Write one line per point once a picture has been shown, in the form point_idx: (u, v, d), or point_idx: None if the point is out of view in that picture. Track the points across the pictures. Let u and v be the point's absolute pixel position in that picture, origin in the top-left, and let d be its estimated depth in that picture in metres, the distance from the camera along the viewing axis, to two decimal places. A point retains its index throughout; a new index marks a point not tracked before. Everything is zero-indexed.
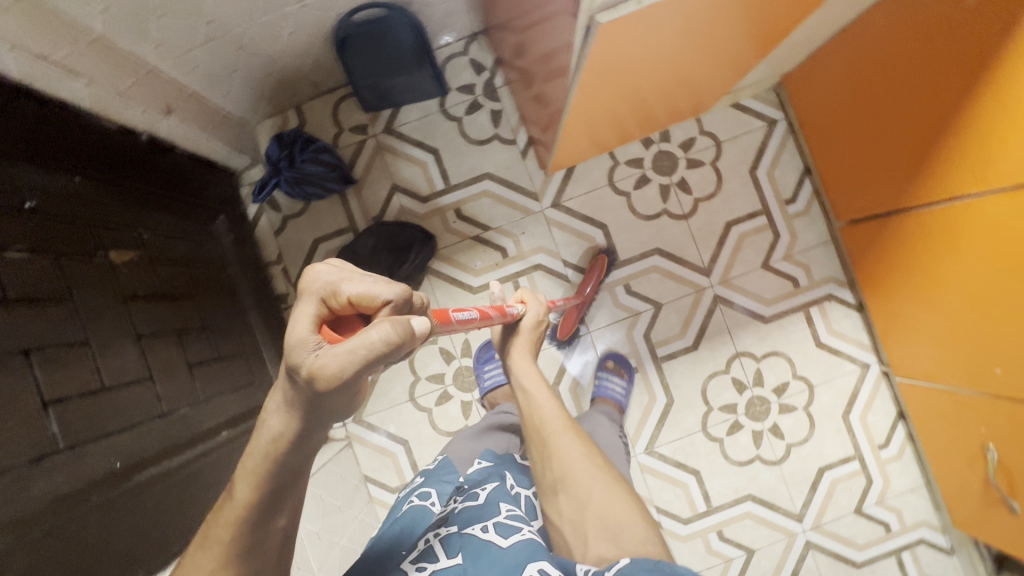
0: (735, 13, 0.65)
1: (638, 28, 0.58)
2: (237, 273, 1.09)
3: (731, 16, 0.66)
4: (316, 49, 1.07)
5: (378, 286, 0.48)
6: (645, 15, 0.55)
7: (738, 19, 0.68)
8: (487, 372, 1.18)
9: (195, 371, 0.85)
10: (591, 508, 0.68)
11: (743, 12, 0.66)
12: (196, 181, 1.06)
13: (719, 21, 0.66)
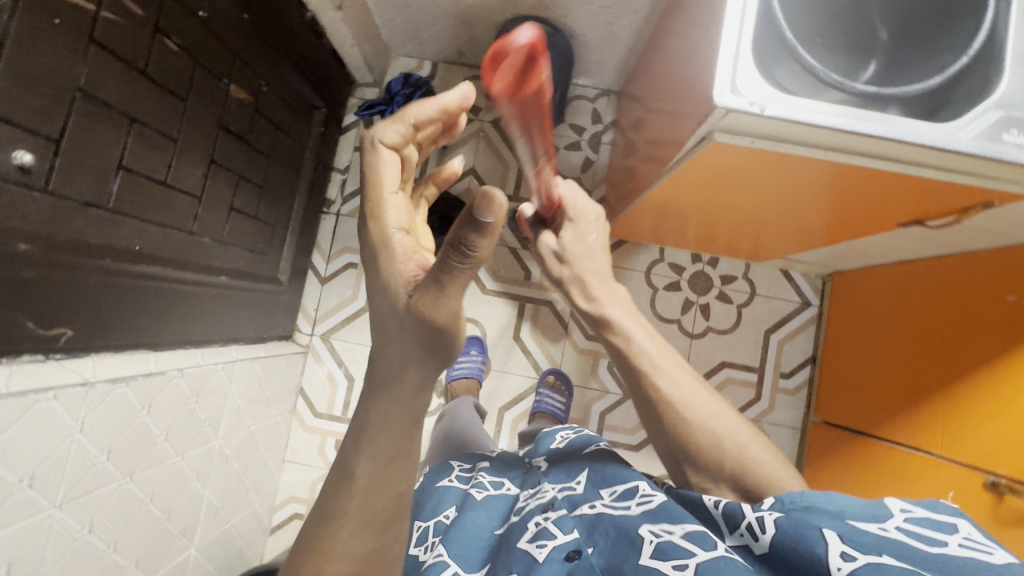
0: (822, 196, 0.74)
1: (742, 161, 0.66)
2: (307, 162, 1.17)
3: (818, 196, 0.74)
4: (481, 29, 1.18)
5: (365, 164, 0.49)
6: (753, 155, 0.63)
7: (822, 202, 0.77)
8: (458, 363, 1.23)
9: (232, 216, 0.92)
10: (726, 458, 0.58)
11: (829, 199, 0.74)
12: (324, 73, 1.15)
13: (806, 194, 0.74)
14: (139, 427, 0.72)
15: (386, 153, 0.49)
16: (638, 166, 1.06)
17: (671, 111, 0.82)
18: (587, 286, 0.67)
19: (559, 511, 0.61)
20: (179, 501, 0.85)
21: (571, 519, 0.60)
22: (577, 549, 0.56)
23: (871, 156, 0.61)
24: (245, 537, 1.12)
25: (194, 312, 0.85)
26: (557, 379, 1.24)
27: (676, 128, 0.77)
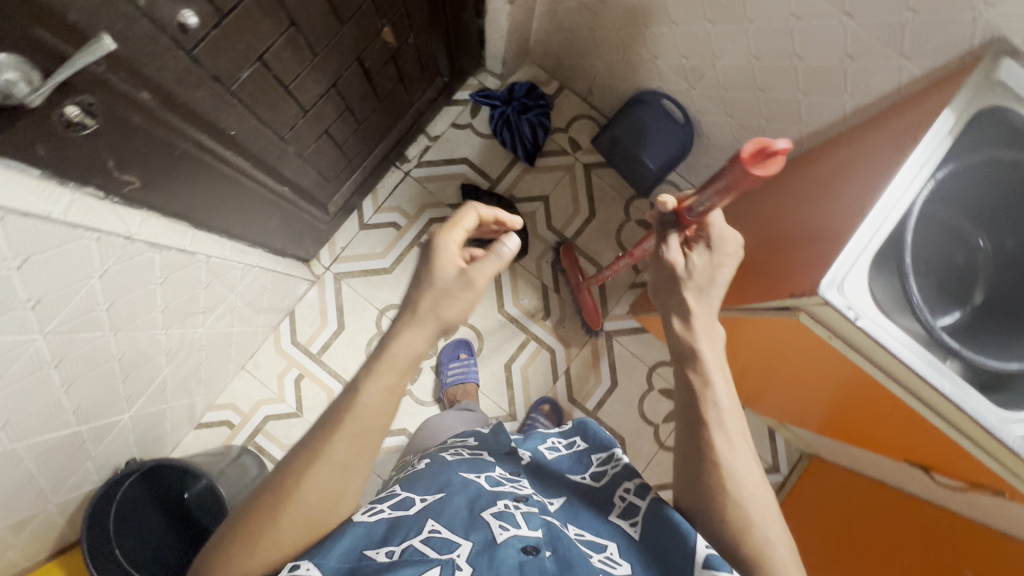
0: (858, 410, 0.75)
1: (806, 346, 0.68)
2: (406, 116, 1.17)
3: (853, 408, 0.75)
4: (621, 80, 1.19)
5: (466, 219, 0.61)
6: (822, 347, 0.65)
7: (855, 416, 0.77)
8: (450, 369, 1.22)
9: (321, 138, 0.92)
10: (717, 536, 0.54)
11: (863, 416, 0.75)
12: (463, 47, 1.16)
13: (846, 403, 0.75)
14: (147, 293, 0.72)
15: (472, 213, 0.62)
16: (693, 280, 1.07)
17: (752, 261, 0.84)
18: (692, 318, 0.61)
19: (531, 506, 0.52)
20: (139, 370, 0.84)
21: (539, 518, 0.51)
22: (536, 548, 0.46)
23: (927, 407, 0.62)
24: (172, 422, 1.10)
25: (244, 208, 0.85)
26: (551, 408, 1.24)
27: (754, 280, 0.79)
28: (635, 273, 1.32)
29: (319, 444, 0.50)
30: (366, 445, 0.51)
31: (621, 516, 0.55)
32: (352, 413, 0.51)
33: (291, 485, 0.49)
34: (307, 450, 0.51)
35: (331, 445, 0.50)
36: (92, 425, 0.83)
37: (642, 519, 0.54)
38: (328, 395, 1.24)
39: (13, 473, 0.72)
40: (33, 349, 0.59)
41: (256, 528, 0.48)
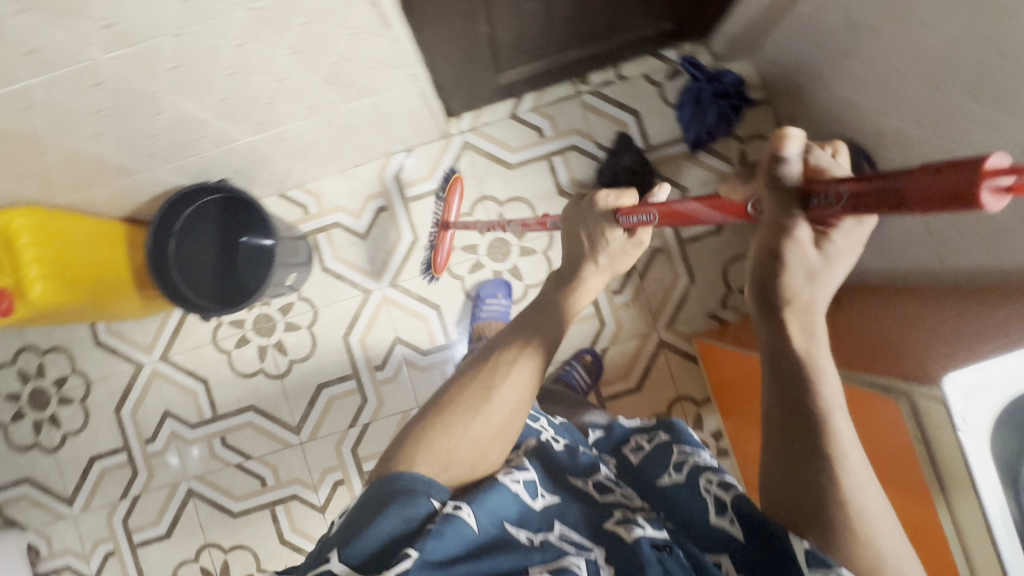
0: None
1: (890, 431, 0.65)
2: (616, 39, 1.13)
3: None
4: (834, 123, 1.10)
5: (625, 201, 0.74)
6: (903, 438, 0.63)
7: None
8: (486, 306, 1.20)
9: (540, 3, 0.89)
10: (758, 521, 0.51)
11: None
12: (708, 5, 1.09)
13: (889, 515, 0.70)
14: (333, 36, 0.74)
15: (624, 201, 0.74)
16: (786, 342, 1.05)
17: (868, 347, 0.81)
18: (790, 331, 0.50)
19: (647, 512, 0.62)
20: (279, 106, 0.89)
21: (660, 523, 0.60)
22: (666, 546, 0.56)
23: (964, 550, 0.59)
24: (266, 176, 1.17)
25: (442, 21, 0.85)
26: (591, 362, 1.22)
27: (862, 363, 0.77)
28: (721, 306, 1.26)
29: (480, 390, 0.64)
30: (514, 404, 0.63)
31: (715, 501, 0.61)
32: (510, 374, 0.64)
33: (461, 420, 0.61)
34: (467, 391, 0.64)
35: (487, 396, 0.63)
36: (218, 127, 0.89)
37: (731, 507, 0.58)
38: (395, 238, 1.26)
39: (147, 119, 0.80)
40: (232, 16, 0.64)
41: (429, 440, 0.59)
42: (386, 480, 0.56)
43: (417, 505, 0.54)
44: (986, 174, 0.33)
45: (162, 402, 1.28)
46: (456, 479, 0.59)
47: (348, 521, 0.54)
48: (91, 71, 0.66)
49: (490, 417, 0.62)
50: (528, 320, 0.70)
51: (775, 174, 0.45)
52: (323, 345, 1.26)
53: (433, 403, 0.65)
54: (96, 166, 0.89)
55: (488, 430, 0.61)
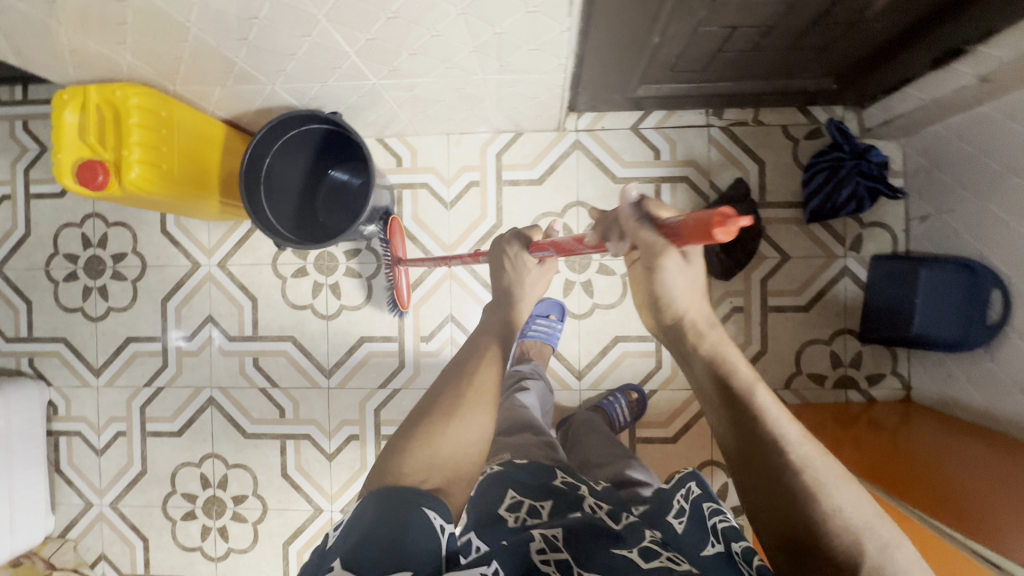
0: None
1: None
2: (770, 84, 1.04)
3: None
4: (974, 240, 1.01)
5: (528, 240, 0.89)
6: None
7: None
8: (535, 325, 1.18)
9: (721, 30, 0.82)
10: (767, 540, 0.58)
11: None
12: (881, 76, 1.00)
13: None
14: (510, 8, 0.69)
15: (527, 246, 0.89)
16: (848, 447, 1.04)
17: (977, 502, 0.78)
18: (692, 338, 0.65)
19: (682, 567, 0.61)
20: (421, 59, 0.85)
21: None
22: None
23: None
24: (373, 118, 1.13)
25: (616, 19, 0.79)
26: (636, 401, 1.18)
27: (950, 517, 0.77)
28: (783, 385, 1.20)
29: (449, 405, 0.74)
30: (483, 403, 0.75)
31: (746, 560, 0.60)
32: (476, 380, 0.76)
33: (441, 427, 0.71)
34: (441, 403, 0.74)
35: (458, 405, 0.73)
36: (354, 63, 0.85)
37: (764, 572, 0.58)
38: (478, 216, 1.22)
39: (293, 38, 0.76)
40: None
41: (415, 453, 0.68)
42: (387, 492, 0.63)
43: (409, 517, 0.60)
44: (715, 219, 0.47)
45: (208, 306, 1.28)
46: (445, 482, 0.67)
47: (348, 532, 0.61)
48: None
49: (468, 422, 0.72)
50: (489, 345, 0.82)
51: (631, 216, 0.60)
52: (377, 300, 1.24)
53: (415, 420, 0.74)
54: (223, 66, 0.86)
55: (464, 432, 0.71)
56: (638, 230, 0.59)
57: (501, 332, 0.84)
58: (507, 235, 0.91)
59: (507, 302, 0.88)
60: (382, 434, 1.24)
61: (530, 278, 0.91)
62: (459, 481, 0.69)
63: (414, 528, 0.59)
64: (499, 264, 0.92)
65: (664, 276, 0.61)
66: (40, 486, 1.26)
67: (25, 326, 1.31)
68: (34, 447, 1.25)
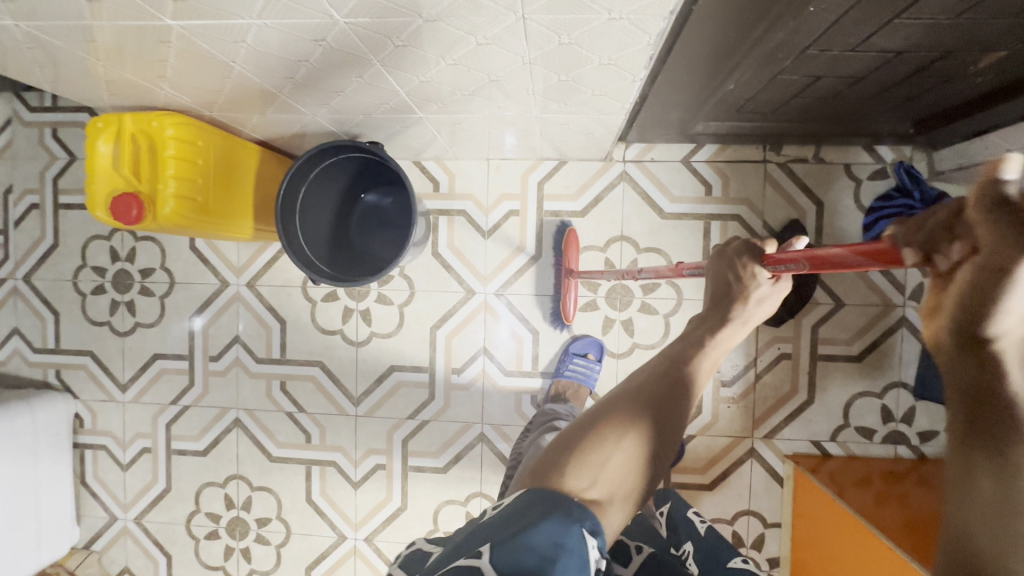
0: None
1: None
2: (835, 125, 0.98)
3: None
4: None
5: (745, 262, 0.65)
6: None
7: None
8: (573, 365, 1.13)
9: (802, 78, 0.75)
10: None
11: None
12: (956, 123, 0.94)
13: None
14: (582, 59, 0.64)
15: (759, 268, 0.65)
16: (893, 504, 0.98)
17: None
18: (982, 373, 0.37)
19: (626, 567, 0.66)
20: (473, 97, 0.80)
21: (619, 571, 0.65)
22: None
23: None
24: (412, 143, 1.07)
25: (691, 66, 0.73)
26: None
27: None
28: (829, 437, 1.14)
29: (617, 424, 0.59)
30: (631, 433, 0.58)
31: None
32: (658, 414, 0.59)
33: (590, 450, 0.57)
34: (614, 418, 0.59)
35: (641, 422, 0.58)
36: (403, 100, 0.80)
37: None
38: (516, 247, 1.18)
39: (343, 78, 0.72)
40: (503, 20, 0.54)
41: (587, 459, 0.56)
42: (553, 490, 0.55)
43: (567, 538, 0.51)
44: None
45: (236, 326, 1.25)
46: (607, 497, 0.55)
47: (500, 516, 0.55)
48: (317, 29, 0.57)
49: (642, 446, 0.57)
50: (664, 380, 0.62)
51: (982, 203, 0.30)
52: (408, 329, 1.20)
53: (579, 422, 0.61)
54: (266, 99, 0.81)
55: (628, 459, 0.57)
56: (991, 219, 0.29)
57: (689, 365, 0.63)
58: (738, 244, 0.67)
59: (705, 322, 0.66)
60: (409, 465, 1.22)
61: (762, 295, 0.65)
62: (620, 508, 0.56)
63: (569, 548, 0.51)
64: (720, 277, 0.68)
65: (1002, 298, 0.30)
66: (66, 499, 1.26)
67: (52, 337, 1.30)
68: (61, 461, 1.24)
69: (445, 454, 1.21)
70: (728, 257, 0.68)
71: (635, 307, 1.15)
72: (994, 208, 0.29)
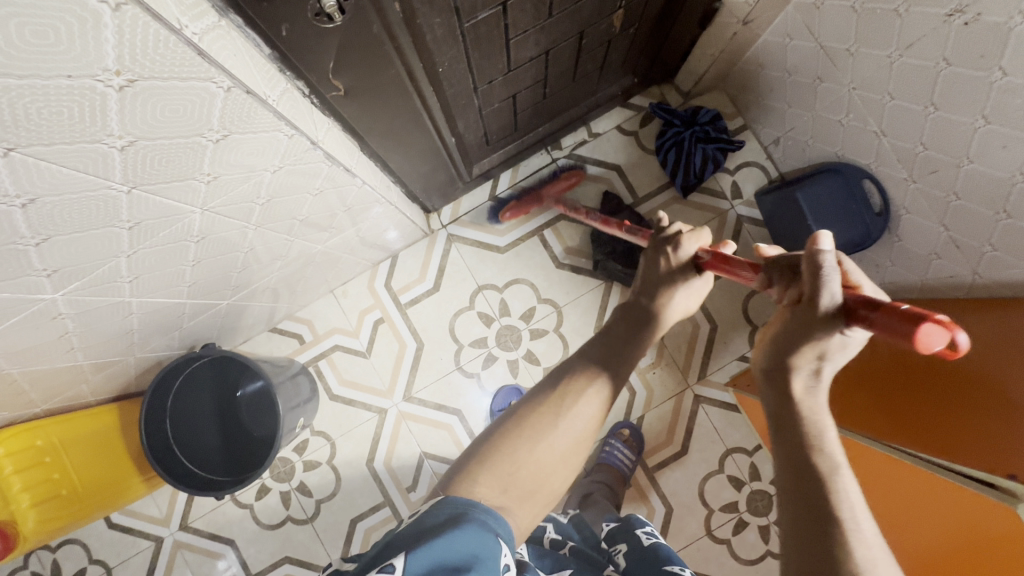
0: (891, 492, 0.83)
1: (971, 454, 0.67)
2: (581, 105, 1.09)
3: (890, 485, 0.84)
4: (821, 143, 1.05)
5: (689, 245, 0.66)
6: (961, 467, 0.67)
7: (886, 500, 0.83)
8: None
9: (504, 102, 0.85)
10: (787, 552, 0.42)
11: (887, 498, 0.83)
12: (666, 53, 1.07)
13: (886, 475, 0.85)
14: (301, 198, 0.69)
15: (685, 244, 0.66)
16: (868, 398, 0.92)
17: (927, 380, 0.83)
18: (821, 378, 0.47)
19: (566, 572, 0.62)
20: (253, 266, 0.83)
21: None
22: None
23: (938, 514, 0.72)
24: (252, 319, 1.10)
25: (409, 146, 0.80)
26: (631, 436, 1.16)
27: (964, 438, 0.70)
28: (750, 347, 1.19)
29: (550, 405, 0.54)
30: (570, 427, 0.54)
31: None
32: (586, 392, 0.55)
33: (523, 443, 0.52)
34: (539, 406, 0.55)
35: (567, 404, 0.55)
36: (196, 303, 0.83)
37: None
38: (399, 348, 1.20)
39: (119, 321, 0.74)
40: (190, 219, 0.58)
41: (519, 445, 0.52)
42: (453, 512, 0.46)
43: (485, 545, 0.44)
44: (855, 304, 0.43)
45: (188, 574, 1.18)
46: (518, 504, 0.50)
47: (418, 526, 0.45)
48: (46, 310, 0.59)
49: (579, 418, 0.54)
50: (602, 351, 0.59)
51: (811, 267, 0.45)
52: (348, 477, 1.19)
53: (504, 414, 0.57)
54: (77, 369, 0.82)
55: (557, 455, 0.52)
56: (816, 276, 0.45)
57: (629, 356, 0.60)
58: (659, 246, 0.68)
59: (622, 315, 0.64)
60: None
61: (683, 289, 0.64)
62: (534, 504, 0.51)
63: (486, 557, 0.43)
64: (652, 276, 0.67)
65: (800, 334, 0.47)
66: None
67: None
68: None
69: None
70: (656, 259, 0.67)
71: (526, 338, 1.19)
72: (813, 267, 0.45)
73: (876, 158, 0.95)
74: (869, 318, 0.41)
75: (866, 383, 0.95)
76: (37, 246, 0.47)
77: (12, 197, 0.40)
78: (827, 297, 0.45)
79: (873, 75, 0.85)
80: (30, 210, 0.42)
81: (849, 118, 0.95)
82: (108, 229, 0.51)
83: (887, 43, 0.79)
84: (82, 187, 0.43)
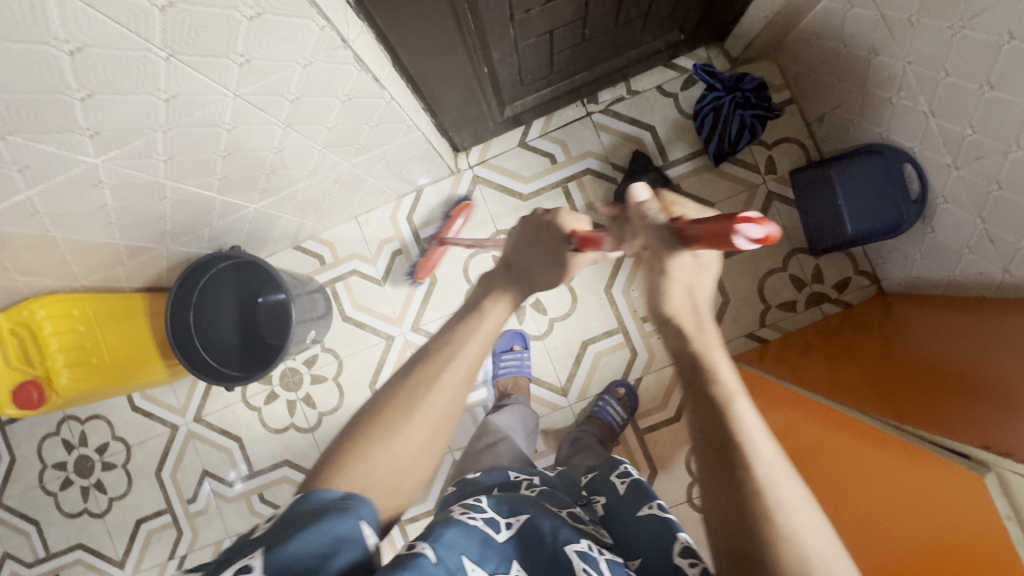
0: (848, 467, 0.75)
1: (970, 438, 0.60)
2: (622, 57, 1.07)
3: (842, 459, 0.76)
4: (867, 123, 1.01)
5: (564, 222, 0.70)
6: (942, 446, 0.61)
7: (845, 475, 0.75)
8: (503, 360, 1.18)
9: (541, 37, 0.84)
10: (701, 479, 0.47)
11: (847, 472, 0.74)
12: (717, 10, 1.03)
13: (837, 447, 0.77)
14: (328, 102, 0.71)
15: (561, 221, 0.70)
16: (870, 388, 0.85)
17: (951, 387, 0.75)
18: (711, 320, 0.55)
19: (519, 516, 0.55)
20: (280, 173, 0.86)
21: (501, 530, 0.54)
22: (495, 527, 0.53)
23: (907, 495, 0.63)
24: (280, 232, 1.15)
25: (442, 71, 0.81)
26: (626, 395, 1.17)
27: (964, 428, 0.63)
28: (759, 325, 1.18)
29: (404, 398, 0.55)
30: (426, 414, 0.54)
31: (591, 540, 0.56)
32: (439, 378, 0.56)
33: (377, 444, 0.52)
34: (394, 402, 0.55)
35: (413, 401, 0.54)
36: (226, 200, 0.88)
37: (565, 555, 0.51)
38: (413, 281, 1.24)
39: (154, 204, 0.79)
40: (223, 104, 0.61)
41: (370, 450, 0.51)
42: (306, 508, 0.45)
43: (348, 528, 0.44)
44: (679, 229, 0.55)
45: (198, 462, 1.28)
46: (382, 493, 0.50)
47: (283, 520, 0.44)
48: (87, 175, 0.64)
49: (434, 404, 0.55)
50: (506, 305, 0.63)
51: (638, 212, 0.58)
52: (351, 395, 1.25)
53: (358, 415, 0.56)
54: (113, 248, 0.88)
55: (411, 447, 0.53)
56: (646, 218, 0.58)
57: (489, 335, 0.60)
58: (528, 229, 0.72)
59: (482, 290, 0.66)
60: (403, 522, 1.20)
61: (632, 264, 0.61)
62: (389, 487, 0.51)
63: (350, 540, 0.43)
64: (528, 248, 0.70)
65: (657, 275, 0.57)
66: None
67: (40, 547, 1.30)
68: None
69: (428, 495, 1.21)
70: (544, 230, 0.71)
71: None
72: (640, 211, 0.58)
73: (922, 142, 0.91)
74: (693, 234, 0.53)
75: (873, 378, 0.88)
76: (82, 101, 0.51)
77: (61, 39, 0.43)
78: (659, 229, 0.56)
79: (931, 48, 0.81)
80: (76, 59, 0.46)
81: (900, 95, 0.91)
82: (146, 97, 0.55)
83: (951, 13, 0.75)
84: (125, 44, 0.47)
